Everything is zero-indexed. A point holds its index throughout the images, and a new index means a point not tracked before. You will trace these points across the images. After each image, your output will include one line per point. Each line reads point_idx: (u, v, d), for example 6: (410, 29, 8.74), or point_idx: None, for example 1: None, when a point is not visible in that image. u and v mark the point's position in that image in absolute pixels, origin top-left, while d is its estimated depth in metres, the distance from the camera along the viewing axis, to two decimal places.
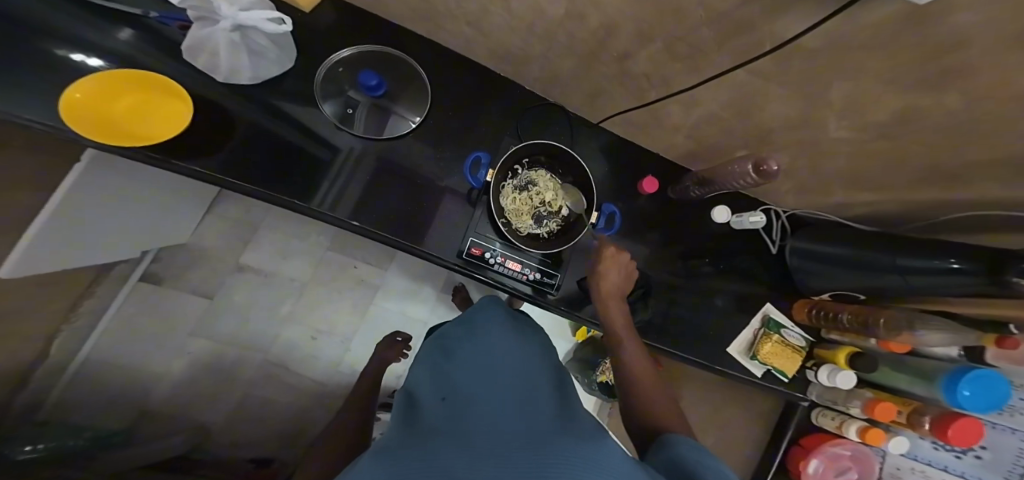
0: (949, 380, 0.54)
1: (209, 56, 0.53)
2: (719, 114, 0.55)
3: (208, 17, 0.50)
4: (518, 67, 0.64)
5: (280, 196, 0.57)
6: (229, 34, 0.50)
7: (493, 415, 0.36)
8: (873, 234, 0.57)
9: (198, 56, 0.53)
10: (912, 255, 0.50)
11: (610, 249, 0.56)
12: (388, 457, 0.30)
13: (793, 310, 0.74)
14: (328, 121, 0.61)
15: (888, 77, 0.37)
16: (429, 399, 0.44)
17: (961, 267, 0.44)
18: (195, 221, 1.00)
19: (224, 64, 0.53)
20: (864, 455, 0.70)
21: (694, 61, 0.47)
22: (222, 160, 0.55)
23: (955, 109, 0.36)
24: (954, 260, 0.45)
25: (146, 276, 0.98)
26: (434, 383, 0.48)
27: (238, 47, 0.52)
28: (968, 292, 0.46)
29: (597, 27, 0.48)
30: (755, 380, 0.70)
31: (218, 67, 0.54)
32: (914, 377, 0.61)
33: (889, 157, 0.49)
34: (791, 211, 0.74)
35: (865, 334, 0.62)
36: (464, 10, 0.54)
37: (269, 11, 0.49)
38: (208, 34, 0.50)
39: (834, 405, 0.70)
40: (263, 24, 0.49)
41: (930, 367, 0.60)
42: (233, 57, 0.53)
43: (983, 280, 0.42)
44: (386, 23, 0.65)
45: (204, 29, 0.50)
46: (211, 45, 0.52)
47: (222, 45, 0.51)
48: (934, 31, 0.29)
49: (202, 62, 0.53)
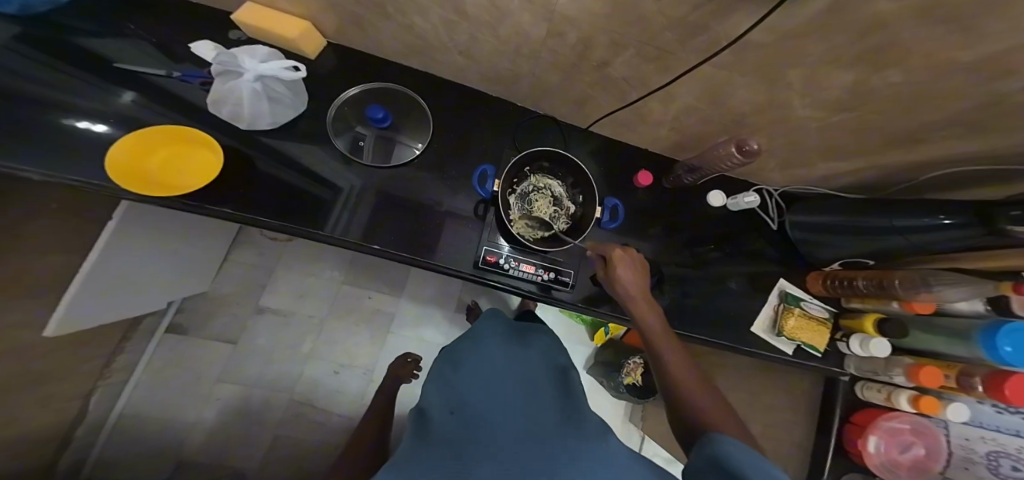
0: (986, 338, 0.53)
1: (232, 106, 0.60)
2: (696, 105, 0.59)
3: (229, 71, 0.58)
4: (507, 87, 0.69)
5: (293, 225, 0.61)
6: (251, 84, 0.58)
7: (503, 430, 0.41)
8: (864, 201, 0.60)
9: (222, 108, 0.60)
10: (906, 215, 0.52)
11: (618, 249, 0.56)
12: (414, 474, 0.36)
13: (806, 284, 0.75)
14: (342, 154, 0.66)
15: (834, 59, 0.41)
16: (436, 412, 0.48)
17: (953, 221, 0.47)
18: (213, 271, 1.03)
19: (247, 113, 0.61)
20: (925, 427, 0.62)
21: (664, 62, 0.52)
22: (245, 201, 0.60)
23: (907, 71, 0.40)
24: (946, 216, 0.47)
25: (171, 327, 1.00)
26: (444, 395, 0.52)
27: (259, 96, 0.60)
28: (974, 244, 0.47)
29: (576, 42, 0.53)
30: (790, 359, 0.70)
31: (241, 115, 0.61)
32: (951, 338, 0.58)
33: (866, 128, 0.52)
34: (782, 188, 0.76)
35: (884, 297, 0.63)
36: (454, 40, 0.59)
37: (286, 61, 0.59)
38: (233, 87, 0.58)
39: (875, 375, 0.66)
40: (281, 72, 0.59)
41: (961, 325, 0.57)
42: (255, 106, 0.60)
43: (983, 231, 0.44)
44: (383, 61, 0.71)
45: (227, 83, 0.58)
46: (235, 97, 0.59)
47: (245, 95, 0.59)
48: (857, 12, 0.33)
49: (225, 112, 0.61)
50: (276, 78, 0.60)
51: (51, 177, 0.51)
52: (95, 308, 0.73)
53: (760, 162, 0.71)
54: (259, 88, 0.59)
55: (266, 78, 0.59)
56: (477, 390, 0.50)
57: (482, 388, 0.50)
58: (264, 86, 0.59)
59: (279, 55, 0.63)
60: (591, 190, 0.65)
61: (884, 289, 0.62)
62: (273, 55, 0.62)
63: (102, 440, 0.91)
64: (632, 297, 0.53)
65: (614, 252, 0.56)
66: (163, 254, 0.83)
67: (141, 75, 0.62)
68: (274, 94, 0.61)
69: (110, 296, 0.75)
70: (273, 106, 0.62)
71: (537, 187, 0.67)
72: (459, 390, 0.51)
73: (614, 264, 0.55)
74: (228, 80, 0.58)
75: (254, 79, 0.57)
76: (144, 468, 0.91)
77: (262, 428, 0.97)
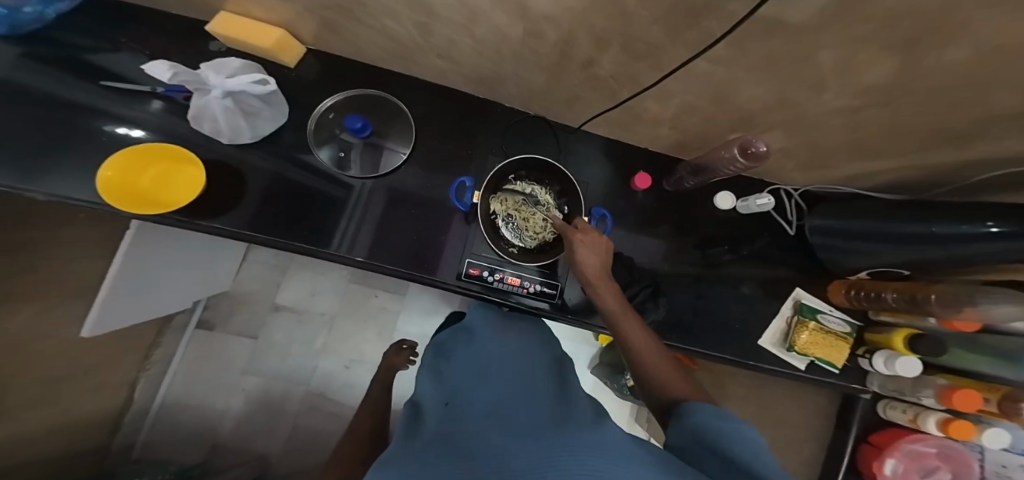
0: None
1: (211, 123, 0.61)
2: (696, 102, 0.53)
3: (199, 88, 0.58)
4: (494, 88, 0.65)
5: (296, 242, 0.63)
6: (221, 101, 0.58)
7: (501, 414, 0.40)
8: (898, 203, 0.52)
9: (202, 125, 0.61)
10: (944, 220, 0.45)
11: (578, 231, 0.50)
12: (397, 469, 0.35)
13: (829, 293, 0.70)
14: (325, 166, 0.66)
15: (850, 53, 0.35)
16: (431, 405, 0.48)
17: (1001, 229, 0.40)
18: (233, 271, 1.09)
19: (225, 129, 0.61)
20: (955, 452, 0.57)
21: (654, 58, 0.46)
22: (244, 218, 0.63)
23: (940, 66, 0.33)
24: (992, 224, 0.40)
25: (200, 324, 1.08)
26: (437, 391, 0.51)
27: (234, 111, 0.60)
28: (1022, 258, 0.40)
29: (557, 40, 0.48)
30: (797, 373, 0.66)
31: (220, 131, 0.61)
32: (997, 359, 0.52)
33: (896, 126, 0.45)
34: (804, 188, 0.70)
35: (919, 313, 0.56)
36: (430, 42, 0.56)
37: (254, 75, 0.58)
38: (204, 104, 0.58)
39: (902, 396, 0.61)
40: (250, 86, 0.58)
41: (1014, 345, 0.50)
42: (232, 121, 0.61)
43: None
44: (368, 67, 0.69)
45: (200, 99, 0.58)
46: (210, 113, 0.59)
47: (218, 111, 0.59)
48: (869, 2, 0.27)
49: (206, 129, 0.61)
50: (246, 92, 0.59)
51: (54, 197, 0.57)
52: (128, 306, 0.76)
53: (776, 160, 0.64)
54: (230, 103, 0.59)
55: (236, 93, 0.58)
56: (466, 380, 0.49)
57: (472, 376, 0.50)
58: (236, 101, 0.59)
59: (250, 68, 0.62)
60: (577, 198, 0.62)
61: (916, 303, 0.56)
62: (242, 69, 0.61)
63: (150, 423, 1.02)
64: (595, 283, 0.48)
65: (572, 234, 0.50)
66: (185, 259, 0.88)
67: (133, 92, 0.63)
68: (248, 107, 0.61)
69: (138, 294, 0.77)
70: (251, 119, 0.63)
71: (528, 195, 0.65)
72: (455, 384, 0.50)
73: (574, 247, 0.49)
74: (200, 96, 0.58)
75: (222, 95, 0.57)
76: (186, 448, 1.02)
77: (284, 416, 1.05)
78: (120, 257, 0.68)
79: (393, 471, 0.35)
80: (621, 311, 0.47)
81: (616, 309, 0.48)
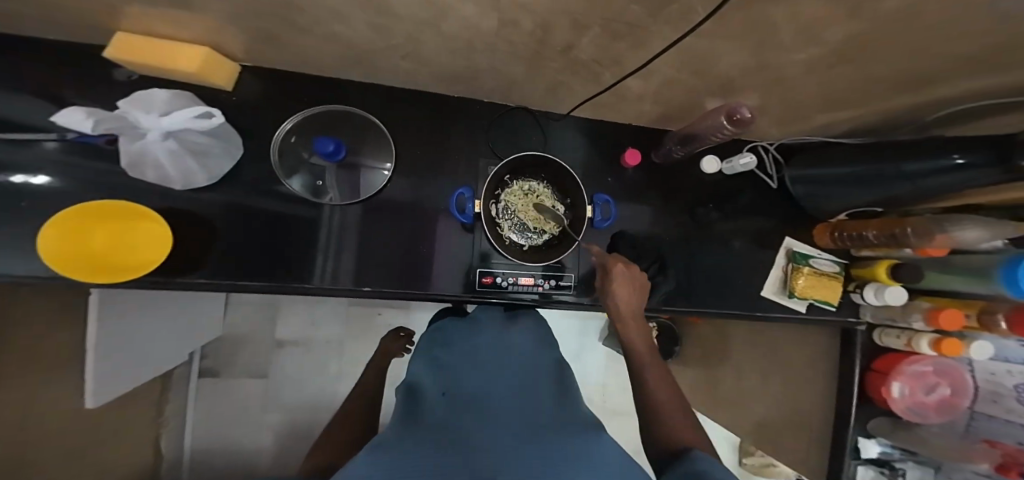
0: (1007, 270, 0.50)
1: (154, 169, 0.52)
2: (681, 74, 0.51)
3: (131, 132, 0.48)
4: (469, 85, 0.60)
5: (271, 282, 0.59)
6: (163, 144, 0.49)
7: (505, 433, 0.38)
8: (876, 147, 0.55)
9: (143, 172, 0.52)
10: (917, 158, 0.48)
11: (618, 263, 0.54)
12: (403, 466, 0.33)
13: (816, 238, 0.76)
14: (300, 196, 0.61)
15: (853, 15, 0.33)
16: (429, 392, 0.45)
17: (967, 161, 0.43)
18: (221, 314, 1.03)
19: (175, 174, 0.53)
20: (950, 367, 0.62)
21: (636, 36, 0.43)
22: (215, 267, 0.57)
23: (942, 18, 0.32)
24: (958, 156, 0.43)
25: (203, 372, 1.03)
26: (435, 377, 0.49)
27: (179, 153, 0.51)
28: (989, 183, 0.43)
29: (533, 29, 0.43)
30: (800, 316, 0.72)
31: (170, 177, 0.53)
32: (969, 277, 0.57)
33: (885, 74, 0.44)
34: (778, 142, 0.74)
35: (898, 246, 0.62)
36: (392, 46, 0.50)
37: (195, 109, 0.49)
38: (142, 150, 0.49)
39: (896, 323, 0.68)
40: (194, 122, 0.49)
41: (979, 263, 0.56)
42: (180, 165, 0.52)
43: (1001, 172, 0.40)
44: (325, 84, 0.63)
45: (134, 145, 0.49)
46: (150, 159, 0.50)
47: (161, 156, 0.50)
48: None
49: (150, 176, 0.53)
50: (189, 129, 0.50)
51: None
52: (121, 378, 0.70)
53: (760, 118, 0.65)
54: (174, 144, 0.50)
55: (177, 131, 0.49)
56: (471, 378, 0.47)
57: (479, 375, 0.48)
58: (179, 141, 0.50)
59: (183, 97, 0.53)
60: (578, 188, 0.61)
61: (897, 238, 0.61)
62: (171, 98, 0.52)
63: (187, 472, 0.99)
64: (623, 315, 0.53)
65: (612, 265, 0.54)
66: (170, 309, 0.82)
67: (34, 144, 0.52)
68: (194, 146, 0.53)
69: (129, 357, 0.71)
70: (202, 159, 0.55)
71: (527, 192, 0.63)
72: (458, 377, 0.48)
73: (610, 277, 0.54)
74: (133, 142, 0.49)
75: (162, 137, 0.48)
76: None
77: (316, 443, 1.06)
78: (93, 328, 0.58)
79: (396, 467, 0.32)
80: (640, 343, 0.51)
81: (633, 339, 0.52)
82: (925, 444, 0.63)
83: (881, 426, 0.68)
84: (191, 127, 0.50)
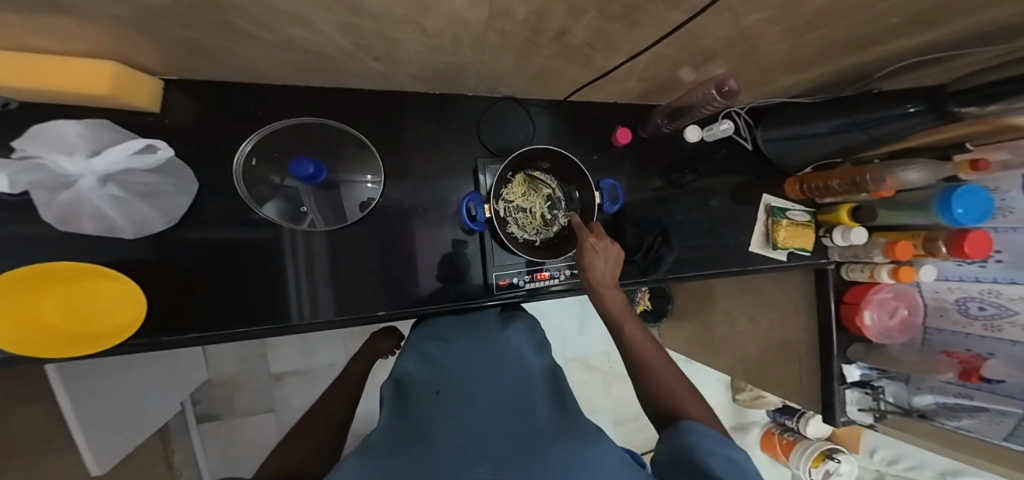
0: (942, 202, 0.59)
1: (96, 220, 0.43)
2: (674, 48, 0.49)
3: (57, 184, 0.39)
4: (452, 80, 0.55)
5: (266, 326, 0.52)
6: (102, 191, 0.40)
7: (496, 419, 0.38)
8: (826, 106, 0.59)
9: (81, 225, 0.43)
10: (870, 110, 0.52)
11: (591, 237, 0.55)
12: (379, 463, 0.31)
13: (785, 190, 0.80)
14: (276, 224, 0.53)
15: None
16: (421, 390, 0.44)
17: (917, 109, 0.46)
18: (203, 359, 0.94)
19: (124, 223, 0.44)
20: (904, 291, 0.71)
21: (632, 17, 0.40)
22: (202, 320, 0.50)
23: None
24: (909, 106, 0.47)
25: (202, 418, 0.97)
26: (428, 375, 0.47)
27: (125, 198, 0.42)
28: (924, 128, 0.49)
29: (527, 16, 0.38)
30: (783, 264, 0.77)
31: (119, 227, 0.44)
32: (914, 211, 0.65)
33: (869, 32, 0.45)
34: (748, 105, 0.77)
35: (857, 192, 0.67)
36: (362, 48, 0.43)
37: (128, 142, 0.41)
38: (74, 201, 0.40)
39: (858, 258, 0.74)
40: (130, 159, 0.41)
41: (918, 198, 0.64)
42: (129, 211, 0.44)
43: (936, 118, 0.45)
44: (283, 99, 0.55)
45: (60, 196, 0.40)
46: (88, 210, 0.41)
47: (103, 205, 0.41)
48: None
49: (92, 228, 0.43)
50: (128, 167, 0.42)
51: None
52: (118, 435, 0.65)
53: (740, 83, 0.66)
54: (115, 190, 0.41)
55: (114, 172, 0.40)
56: (462, 374, 0.46)
57: (473, 371, 0.47)
58: (120, 183, 0.41)
59: (100, 126, 0.43)
60: (583, 178, 0.64)
61: (857, 185, 0.66)
62: (90, 129, 0.42)
63: None
64: (599, 287, 0.54)
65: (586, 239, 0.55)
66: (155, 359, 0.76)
67: None
68: (142, 186, 0.44)
69: (122, 418, 0.66)
70: (154, 201, 0.46)
71: (530, 186, 0.64)
72: (450, 371, 0.47)
73: (585, 252, 0.54)
74: (58, 193, 0.39)
75: (101, 183, 0.40)
76: None
77: None
78: (67, 406, 0.51)
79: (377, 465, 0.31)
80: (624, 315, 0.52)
81: (618, 312, 0.53)
82: (896, 362, 0.72)
83: (857, 351, 0.75)
84: (129, 165, 0.41)
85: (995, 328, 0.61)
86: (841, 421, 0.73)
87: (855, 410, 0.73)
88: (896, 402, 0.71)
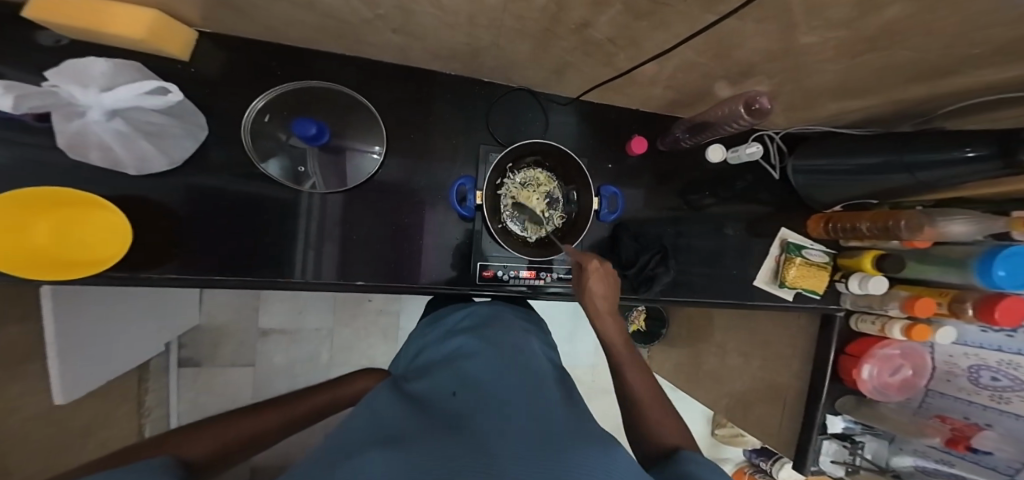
0: (982, 263, 0.54)
1: (101, 152, 0.44)
2: (700, 57, 0.48)
3: (67, 111, 0.40)
4: (470, 61, 0.55)
5: (259, 277, 0.54)
6: (108, 125, 0.41)
7: (511, 410, 0.35)
8: (878, 139, 0.56)
9: (87, 154, 0.44)
10: (923, 151, 0.48)
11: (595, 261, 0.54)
12: (397, 449, 0.28)
13: (808, 227, 0.76)
14: (279, 182, 0.54)
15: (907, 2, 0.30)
16: (436, 391, 0.41)
17: (977, 153, 0.42)
18: (195, 305, 0.97)
19: (127, 158, 0.45)
20: (914, 350, 0.67)
21: (659, 16, 0.38)
22: (206, 262, 0.51)
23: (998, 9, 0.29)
24: (969, 149, 0.42)
25: (183, 362, 1.00)
26: (441, 376, 0.45)
27: (130, 135, 0.44)
28: (984, 178, 0.44)
29: (547, 3, 0.38)
30: (787, 304, 0.74)
31: (121, 161, 0.46)
32: (946, 266, 0.61)
33: (911, 64, 0.42)
34: (785, 131, 0.74)
35: (887, 238, 0.63)
36: (382, 18, 0.43)
37: (142, 83, 0.42)
38: (81, 130, 0.41)
39: (871, 309, 0.70)
40: (142, 99, 0.42)
41: (960, 254, 0.59)
42: (133, 147, 0.45)
43: (999, 166, 0.40)
44: (309, 61, 0.56)
45: (71, 124, 0.41)
46: (94, 140, 0.43)
47: (107, 138, 0.42)
48: None
49: (95, 158, 0.45)
50: (139, 107, 0.43)
51: None
52: (93, 365, 0.66)
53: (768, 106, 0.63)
54: (121, 125, 0.43)
55: (124, 110, 0.42)
56: (477, 369, 0.44)
57: (487, 366, 0.44)
58: (129, 121, 0.43)
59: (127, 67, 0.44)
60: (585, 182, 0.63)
61: (887, 231, 0.61)
62: (121, 70, 0.44)
63: None
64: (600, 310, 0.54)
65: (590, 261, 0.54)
66: (144, 296, 0.78)
67: None
68: (150, 127, 0.45)
69: (100, 349, 0.67)
70: (159, 140, 0.47)
71: (528, 181, 0.64)
72: (464, 368, 0.45)
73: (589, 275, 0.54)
74: (70, 120, 0.41)
75: (108, 117, 0.41)
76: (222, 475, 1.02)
77: None
78: (49, 327, 0.53)
79: (393, 449, 0.28)
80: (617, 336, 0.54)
81: (615, 335, 0.54)
82: (882, 418, 0.69)
83: (846, 403, 0.72)
84: (140, 105, 0.42)
85: (1002, 400, 0.57)
86: (811, 470, 0.71)
87: (829, 462, 0.71)
88: (873, 458, 0.72)
